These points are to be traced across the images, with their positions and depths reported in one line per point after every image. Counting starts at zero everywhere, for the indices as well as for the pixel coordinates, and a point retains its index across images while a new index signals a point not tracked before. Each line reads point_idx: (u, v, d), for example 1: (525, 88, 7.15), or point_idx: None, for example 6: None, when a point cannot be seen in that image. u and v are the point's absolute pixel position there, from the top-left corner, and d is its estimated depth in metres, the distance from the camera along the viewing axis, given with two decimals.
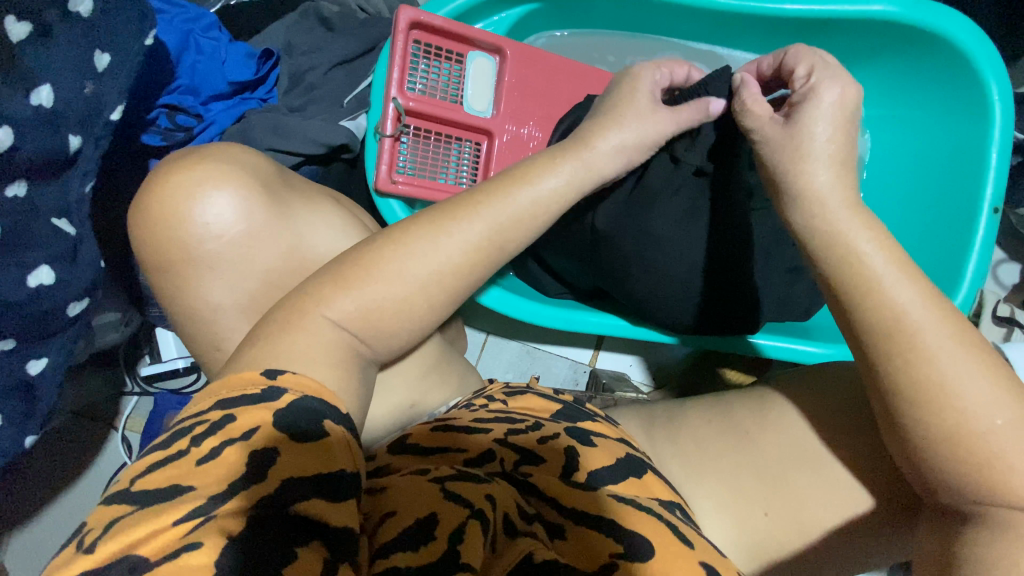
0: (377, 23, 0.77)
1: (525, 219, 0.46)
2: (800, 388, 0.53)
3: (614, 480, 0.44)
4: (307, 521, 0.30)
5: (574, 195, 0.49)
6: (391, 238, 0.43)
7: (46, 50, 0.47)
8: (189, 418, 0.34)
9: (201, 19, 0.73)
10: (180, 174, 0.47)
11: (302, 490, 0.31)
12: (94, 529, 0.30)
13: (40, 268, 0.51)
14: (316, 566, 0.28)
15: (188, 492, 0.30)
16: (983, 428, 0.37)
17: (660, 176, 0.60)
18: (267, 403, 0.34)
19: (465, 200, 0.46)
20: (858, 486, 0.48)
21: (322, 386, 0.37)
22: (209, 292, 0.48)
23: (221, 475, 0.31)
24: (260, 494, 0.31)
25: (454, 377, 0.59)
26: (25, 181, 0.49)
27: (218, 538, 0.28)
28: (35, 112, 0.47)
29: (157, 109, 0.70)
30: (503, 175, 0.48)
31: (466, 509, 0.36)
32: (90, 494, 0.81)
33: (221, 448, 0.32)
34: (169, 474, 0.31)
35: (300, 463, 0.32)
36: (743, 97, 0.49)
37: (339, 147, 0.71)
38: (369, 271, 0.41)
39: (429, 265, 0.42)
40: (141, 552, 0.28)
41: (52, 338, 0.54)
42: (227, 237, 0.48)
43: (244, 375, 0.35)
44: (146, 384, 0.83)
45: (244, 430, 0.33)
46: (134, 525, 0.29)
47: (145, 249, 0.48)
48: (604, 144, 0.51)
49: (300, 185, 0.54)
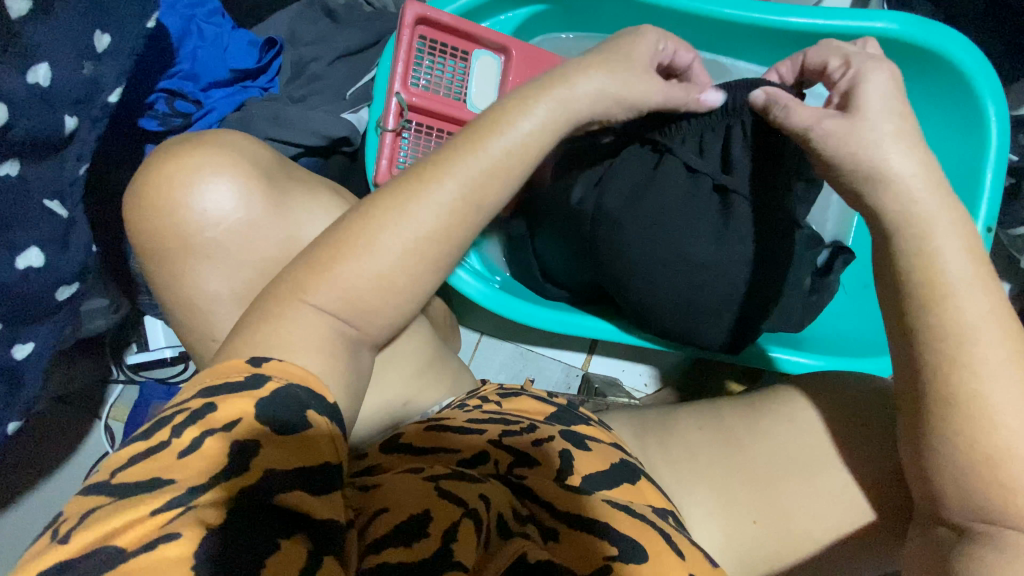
0: (384, 16, 0.76)
1: (500, 170, 0.44)
2: (794, 395, 0.53)
3: (607, 485, 0.44)
4: (288, 514, 0.30)
5: (559, 129, 0.47)
6: (363, 213, 0.42)
7: (45, 28, 0.45)
8: (173, 407, 0.34)
9: (204, 4, 0.72)
10: (178, 159, 0.46)
11: (281, 482, 0.31)
12: (70, 517, 0.29)
13: (29, 251, 0.50)
14: (301, 560, 0.28)
15: (169, 485, 0.29)
16: (978, 443, 0.38)
17: (676, 187, 0.57)
18: (251, 392, 0.33)
19: (438, 161, 0.44)
20: (855, 501, 0.48)
21: (308, 373, 0.36)
22: (207, 279, 0.48)
23: (202, 467, 0.30)
24: (242, 486, 0.30)
25: (448, 376, 0.59)
26: (19, 160, 0.47)
27: (198, 529, 0.28)
28: (30, 91, 0.45)
29: (157, 92, 0.69)
30: (475, 123, 0.46)
31: (459, 507, 0.36)
32: (71, 483, 0.79)
33: (202, 438, 0.31)
34: (152, 468, 0.30)
35: (281, 456, 0.31)
36: (781, 99, 0.47)
37: (340, 140, 0.71)
38: (345, 251, 0.40)
39: (408, 234, 0.41)
40: (119, 543, 0.27)
41: (37, 324, 0.54)
42: (224, 221, 0.47)
43: (230, 364, 0.35)
44: (132, 371, 0.82)
45: (226, 421, 0.32)
46: (113, 514, 0.28)
47: (140, 230, 0.47)
48: (586, 85, 0.47)
49: (298, 174, 0.54)
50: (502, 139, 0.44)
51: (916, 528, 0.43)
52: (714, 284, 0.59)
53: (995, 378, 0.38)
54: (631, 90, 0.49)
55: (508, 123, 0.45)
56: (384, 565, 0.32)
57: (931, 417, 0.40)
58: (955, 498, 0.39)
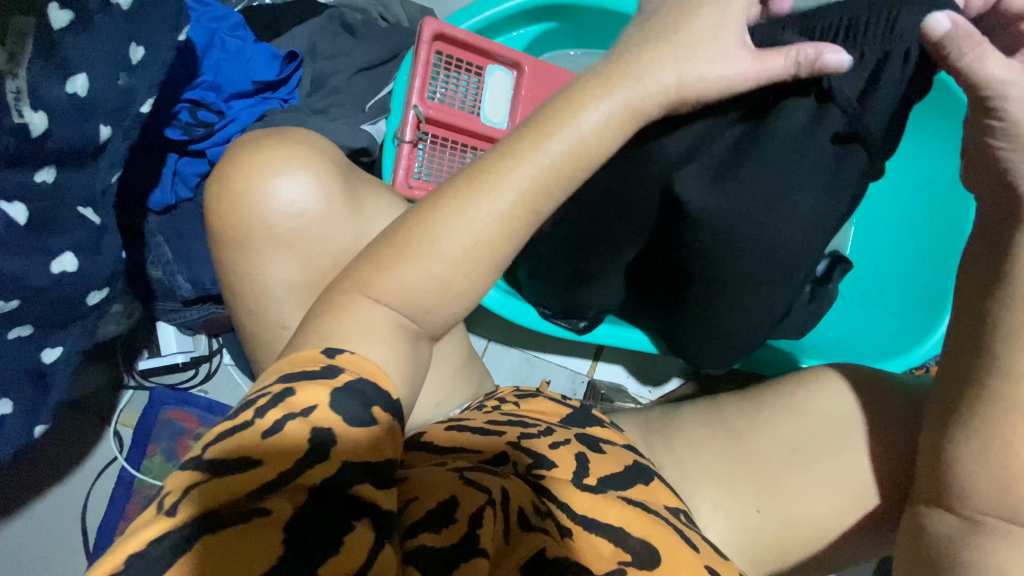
0: (399, 32, 0.79)
1: (561, 172, 0.41)
2: (795, 382, 0.56)
3: (622, 485, 0.46)
4: (357, 502, 0.31)
5: (625, 131, 0.43)
6: (421, 218, 0.41)
7: (84, 40, 0.47)
8: (254, 391, 0.35)
9: (227, 18, 0.73)
10: (267, 152, 0.50)
11: (357, 473, 0.32)
12: (172, 490, 0.30)
13: (63, 255, 0.52)
14: (371, 544, 0.30)
15: (258, 467, 0.30)
16: (994, 443, 0.40)
17: (789, 137, 0.46)
18: (326, 381, 0.34)
19: (490, 166, 0.41)
20: (859, 499, 0.51)
21: (380, 370, 0.37)
22: (269, 279, 0.51)
23: (286, 449, 0.31)
24: (323, 475, 0.31)
25: (467, 379, 0.61)
26: (55, 167, 0.49)
27: (287, 506, 0.29)
28: (69, 100, 0.47)
29: (181, 103, 0.70)
30: (526, 127, 0.43)
31: (484, 495, 0.38)
32: (80, 489, 0.80)
33: (285, 422, 0.32)
34: (238, 447, 0.31)
35: (356, 448, 0.33)
36: (976, 36, 0.37)
37: (359, 151, 0.73)
38: (405, 254, 0.40)
39: (465, 236, 0.40)
40: (220, 511, 0.28)
41: (68, 327, 0.56)
42: (305, 216, 0.51)
43: (308, 353, 0.36)
44: (142, 378, 0.83)
45: (305, 407, 0.33)
46: (213, 489, 0.29)
47: (220, 219, 0.51)
48: (655, 78, 0.43)
49: (365, 176, 0.58)
50: (563, 139, 0.41)
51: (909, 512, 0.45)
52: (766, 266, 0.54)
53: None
54: (692, 83, 0.43)
55: (551, 139, 0.41)
56: (420, 547, 0.34)
57: (958, 421, 0.42)
58: (966, 494, 0.41)
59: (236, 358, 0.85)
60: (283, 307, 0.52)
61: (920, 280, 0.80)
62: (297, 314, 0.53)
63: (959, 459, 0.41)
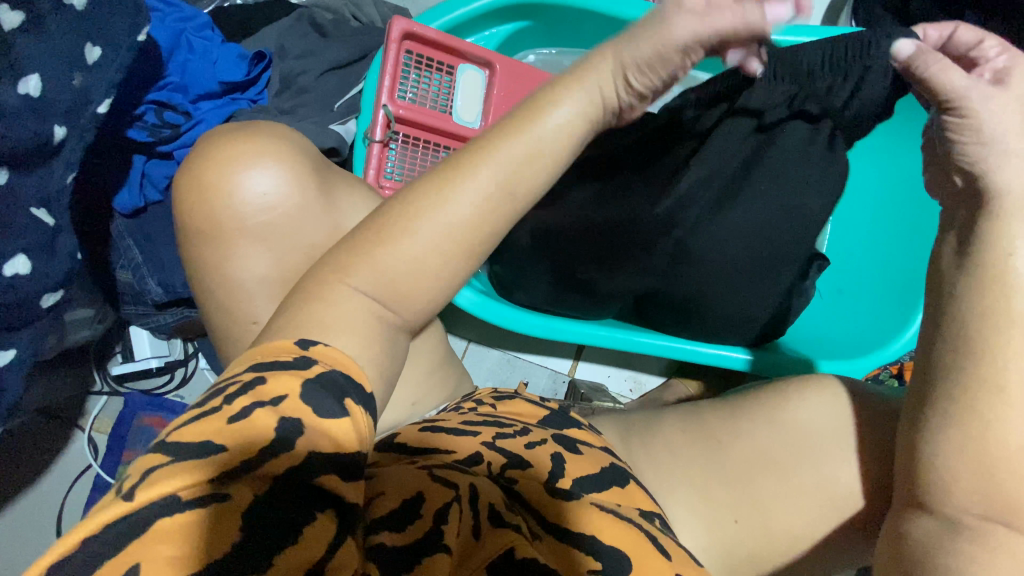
0: (370, 32, 0.79)
1: (543, 156, 0.42)
2: (778, 395, 0.55)
3: (595, 488, 0.44)
4: (323, 494, 0.30)
5: (598, 119, 0.44)
6: (403, 200, 0.41)
7: (36, 40, 0.46)
8: (223, 380, 0.34)
9: (195, 18, 0.73)
10: (237, 144, 0.50)
11: (324, 464, 0.31)
12: (132, 475, 0.29)
13: (16, 258, 0.50)
14: (329, 538, 0.29)
15: (220, 451, 0.29)
16: (971, 435, 0.38)
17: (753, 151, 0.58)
18: (299, 371, 0.33)
19: (469, 153, 0.41)
20: (834, 498, 0.50)
21: (349, 359, 0.36)
22: (229, 278, 0.51)
23: (249, 435, 0.30)
24: (291, 464, 0.30)
25: (440, 379, 0.60)
26: (6, 169, 0.48)
27: (247, 493, 0.28)
28: (22, 101, 0.46)
29: (146, 104, 0.69)
30: (508, 116, 0.43)
31: (452, 492, 0.37)
32: (52, 494, 0.79)
33: (251, 409, 0.31)
34: (201, 430, 0.30)
35: (329, 442, 0.32)
36: (937, 54, 0.41)
37: (328, 151, 0.72)
38: (382, 236, 0.40)
39: (440, 220, 0.40)
40: (179, 491, 0.27)
41: (24, 330, 0.54)
42: (277, 208, 0.50)
43: (278, 345, 0.35)
44: (116, 383, 0.83)
45: (275, 396, 0.32)
46: (171, 476, 0.28)
47: (194, 211, 0.50)
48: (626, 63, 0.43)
49: (339, 172, 0.56)
50: (545, 126, 0.41)
51: (888, 516, 0.43)
52: (743, 254, 0.61)
53: (1001, 379, 0.38)
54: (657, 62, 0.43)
55: (518, 125, 0.41)
56: (380, 546, 0.32)
57: (928, 414, 0.41)
58: (945, 492, 0.40)
59: (212, 362, 0.84)
60: (246, 308, 0.51)
61: (897, 278, 0.80)
62: (266, 311, 0.51)
63: (934, 457, 0.40)
